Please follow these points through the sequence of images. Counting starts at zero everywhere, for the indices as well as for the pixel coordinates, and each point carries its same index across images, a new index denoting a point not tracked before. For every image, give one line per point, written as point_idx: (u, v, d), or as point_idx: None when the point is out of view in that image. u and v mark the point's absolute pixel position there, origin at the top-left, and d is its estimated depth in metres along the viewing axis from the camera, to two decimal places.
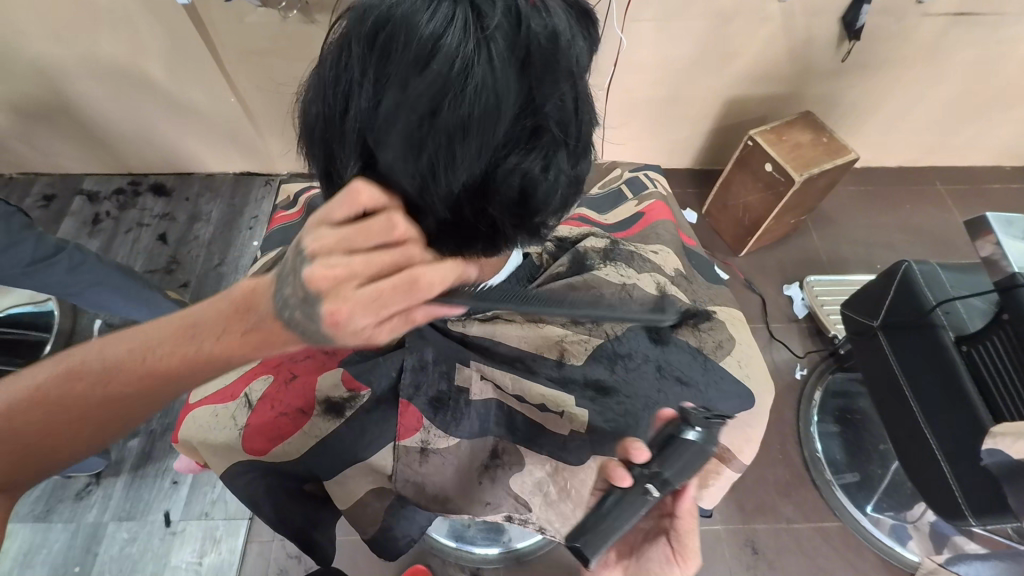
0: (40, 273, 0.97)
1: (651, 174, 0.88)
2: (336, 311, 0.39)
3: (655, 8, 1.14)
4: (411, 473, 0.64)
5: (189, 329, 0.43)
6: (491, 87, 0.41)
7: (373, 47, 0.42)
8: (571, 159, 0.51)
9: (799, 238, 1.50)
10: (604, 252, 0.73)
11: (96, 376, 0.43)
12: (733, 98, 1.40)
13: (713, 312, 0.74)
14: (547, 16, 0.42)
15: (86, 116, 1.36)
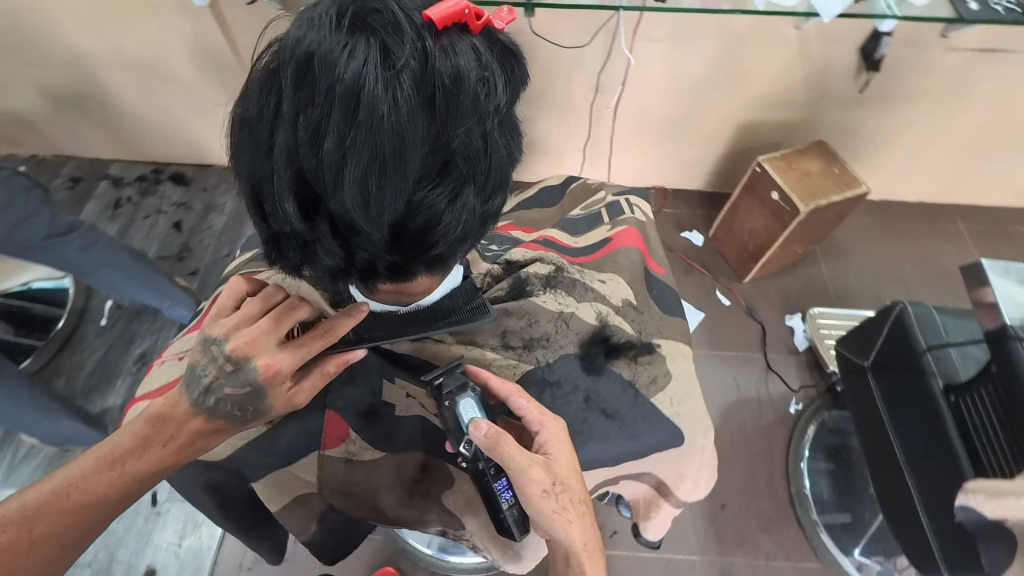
0: (55, 250, 0.99)
1: (633, 198, 0.87)
2: (265, 366, 0.52)
3: (668, 29, 1.14)
4: (336, 481, 0.63)
5: (110, 455, 0.51)
6: (375, 130, 0.37)
7: (272, 93, 0.39)
8: (490, 202, 0.46)
9: (806, 268, 1.47)
10: (547, 278, 0.73)
11: (14, 527, 0.47)
12: (746, 123, 1.38)
13: (658, 343, 0.71)
14: (450, 54, 0.38)
15: (114, 105, 1.42)
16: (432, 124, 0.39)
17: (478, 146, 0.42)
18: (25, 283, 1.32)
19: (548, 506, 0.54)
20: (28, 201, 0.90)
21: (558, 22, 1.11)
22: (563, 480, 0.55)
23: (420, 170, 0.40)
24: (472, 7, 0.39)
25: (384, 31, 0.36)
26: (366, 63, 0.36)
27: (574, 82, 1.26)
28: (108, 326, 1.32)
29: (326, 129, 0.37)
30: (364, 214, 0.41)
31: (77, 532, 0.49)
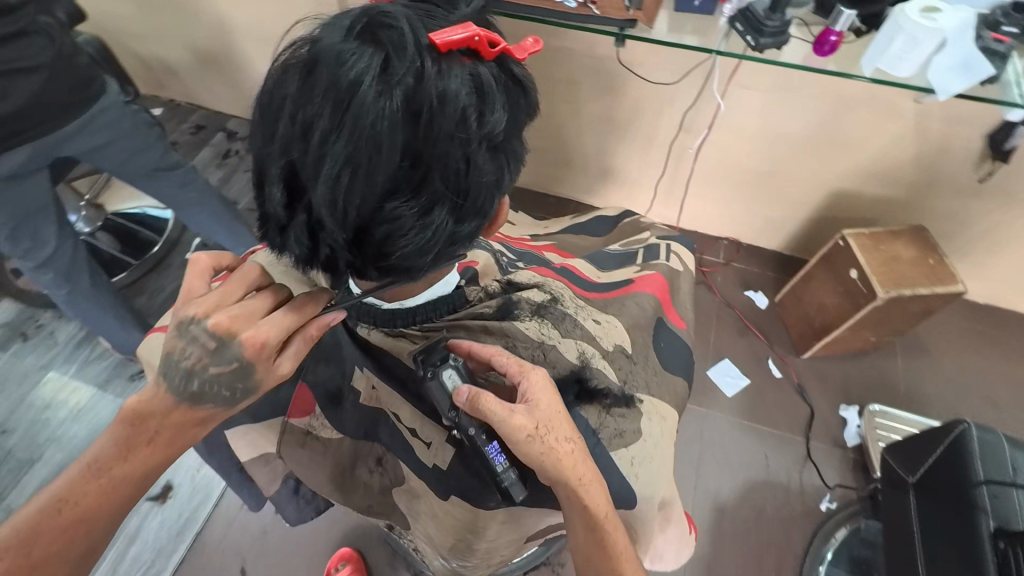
0: (157, 182, 1.10)
1: (673, 246, 0.87)
2: (251, 340, 0.48)
3: (771, 81, 1.09)
4: (291, 452, 0.64)
5: (95, 463, 0.47)
6: (357, 134, 0.39)
7: (279, 83, 0.42)
8: (463, 225, 0.47)
9: (877, 359, 1.34)
10: (538, 305, 0.68)
11: (2, 560, 0.42)
12: (840, 191, 1.28)
13: (639, 399, 0.66)
14: (444, 77, 0.40)
15: (242, 68, 1.58)
16: (413, 138, 0.40)
17: (457, 168, 0.43)
18: (138, 208, 1.51)
19: (543, 450, 0.52)
20: (147, 134, 1.02)
21: (654, 57, 1.10)
22: (547, 420, 0.53)
23: (395, 179, 0.41)
24: (482, 36, 0.42)
25: (388, 45, 0.39)
26: (363, 71, 0.38)
27: (662, 118, 1.24)
28: (191, 260, 1.46)
29: (313, 124, 0.40)
30: (335, 210, 0.42)
31: (76, 549, 0.45)
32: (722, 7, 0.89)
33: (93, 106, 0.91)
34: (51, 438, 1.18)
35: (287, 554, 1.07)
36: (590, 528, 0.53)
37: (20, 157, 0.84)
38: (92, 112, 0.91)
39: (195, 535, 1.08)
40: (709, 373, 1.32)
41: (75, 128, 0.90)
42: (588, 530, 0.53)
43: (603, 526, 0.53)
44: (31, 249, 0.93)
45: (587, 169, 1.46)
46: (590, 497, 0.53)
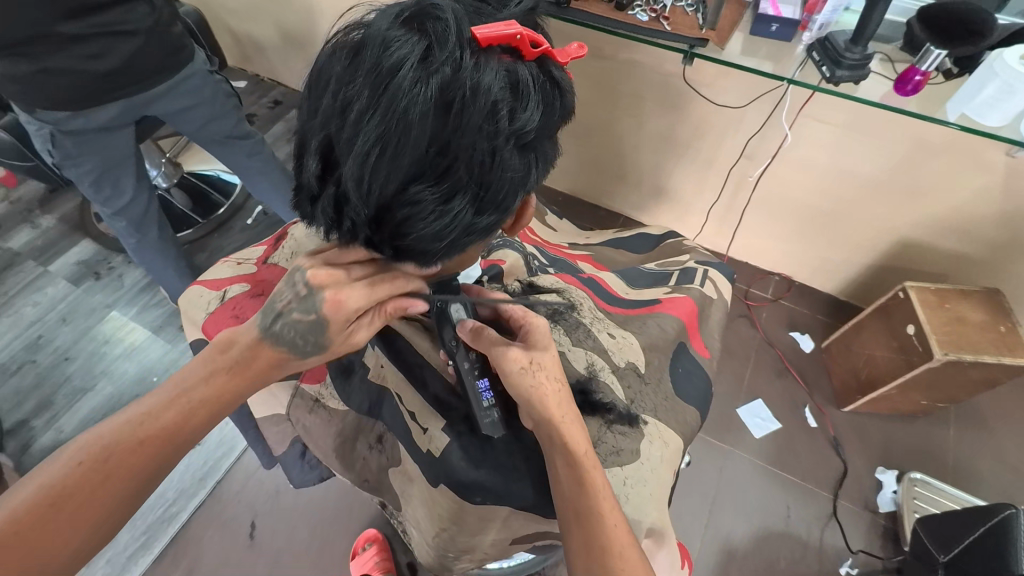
0: (228, 149, 1.18)
1: (712, 272, 0.84)
2: (337, 295, 0.51)
3: (846, 117, 1.03)
4: (300, 415, 0.68)
5: (135, 419, 0.49)
6: (389, 115, 0.40)
7: (329, 62, 0.44)
8: (482, 217, 0.48)
9: (927, 425, 1.24)
10: (553, 311, 0.69)
11: (38, 514, 0.44)
12: (908, 241, 1.20)
13: (642, 420, 0.64)
14: (480, 69, 0.41)
15: None
16: (442, 126, 0.41)
17: (482, 160, 0.43)
18: (212, 171, 1.61)
19: (529, 387, 0.53)
20: (223, 104, 1.09)
21: (723, 80, 1.07)
22: (541, 358, 0.54)
23: (420, 164, 0.42)
24: (524, 35, 0.43)
25: (431, 35, 0.41)
26: (403, 57, 0.40)
27: (724, 142, 1.20)
28: (251, 226, 1.55)
29: (351, 102, 0.41)
30: (362, 187, 0.44)
31: (134, 477, 0.48)
32: (802, 34, 0.87)
33: (180, 71, 0.98)
34: (105, 371, 1.28)
35: (295, 517, 1.11)
36: (571, 465, 0.52)
37: (113, 111, 0.92)
38: (180, 77, 0.98)
39: (215, 484, 1.14)
40: (738, 411, 1.27)
41: (162, 91, 0.97)
42: (569, 468, 0.52)
43: (583, 463, 0.52)
44: (111, 196, 1.02)
45: (641, 186, 1.44)
46: (570, 432, 0.53)
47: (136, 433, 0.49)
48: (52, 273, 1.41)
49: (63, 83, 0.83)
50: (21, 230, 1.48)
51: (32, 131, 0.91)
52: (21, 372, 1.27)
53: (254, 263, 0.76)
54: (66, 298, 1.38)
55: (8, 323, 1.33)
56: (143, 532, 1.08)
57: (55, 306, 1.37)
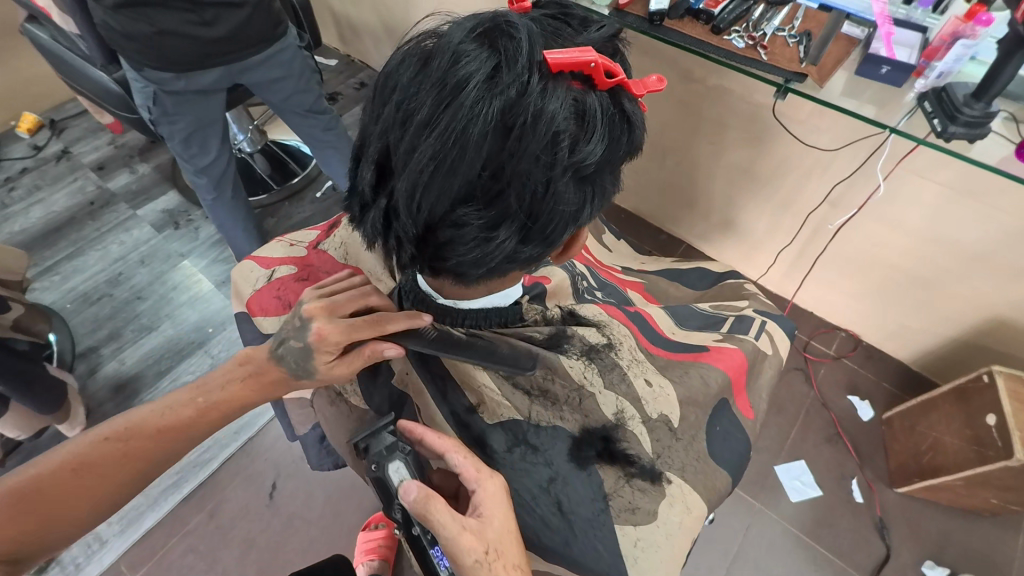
0: (305, 121, 1.22)
1: (771, 325, 0.79)
2: (318, 332, 0.54)
3: (953, 177, 0.93)
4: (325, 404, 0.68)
5: (158, 411, 0.55)
6: (446, 132, 0.40)
7: (395, 65, 0.43)
8: (527, 244, 0.48)
9: (991, 527, 1.11)
10: (590, 346, 0.67)
11: (98, 446, 0.52)
12: (1004, 321, 1.07)
13: (668, 477, 0.61)
14: (547, 96, 0.40)
15: None
16: (499, 149, 0.41)
17: (535, 189, 0.43)
18: (293, 141, 1.69)
19: None
20: (306, 79, 1.14)
21: (819, 119, 1.00)
22: (499, 544, 0.50)
23: (471, 185, 0.42)
24: (599, 63, 0.41)
25: (502, 53, 0.40)
26: (470, 74, 0.39)
27: (808, 183, 1.12)
28: (320, 200, 1.61)
29: (411, 113, 0.41)
30: (410, 199, 0.44)
31: (157, 453, 0.54)
32: (916, 81, 0.79)
33: (274, 45, 1.03)
34: (170, 314, 1.37)
35: (312, 486, 1.15)
36: None
37: (211, 77, 0.98)
38: (274, 51, 1.03)
39: (247, 438, 1.20)
40: (776, 469, 1.19)
41: (257, 61, 1.02)
42: None
43: None
44: (197, 155, 1.09)
45: (709, 215, 1.38)
46: None
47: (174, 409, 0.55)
48: (139, 217, 1.53)
49: (174, 46, 0.89)
50: (121, 173, 1.61)
51: (136, 87, 0.96)
52: (100, 302, 1.38)
53: (306, 248, 0.78)
54: (148, 242, 1.49)
55: (97, 257, 1.45)
56: (176, 471, 1.15)
57: (137, 247, 1.48)
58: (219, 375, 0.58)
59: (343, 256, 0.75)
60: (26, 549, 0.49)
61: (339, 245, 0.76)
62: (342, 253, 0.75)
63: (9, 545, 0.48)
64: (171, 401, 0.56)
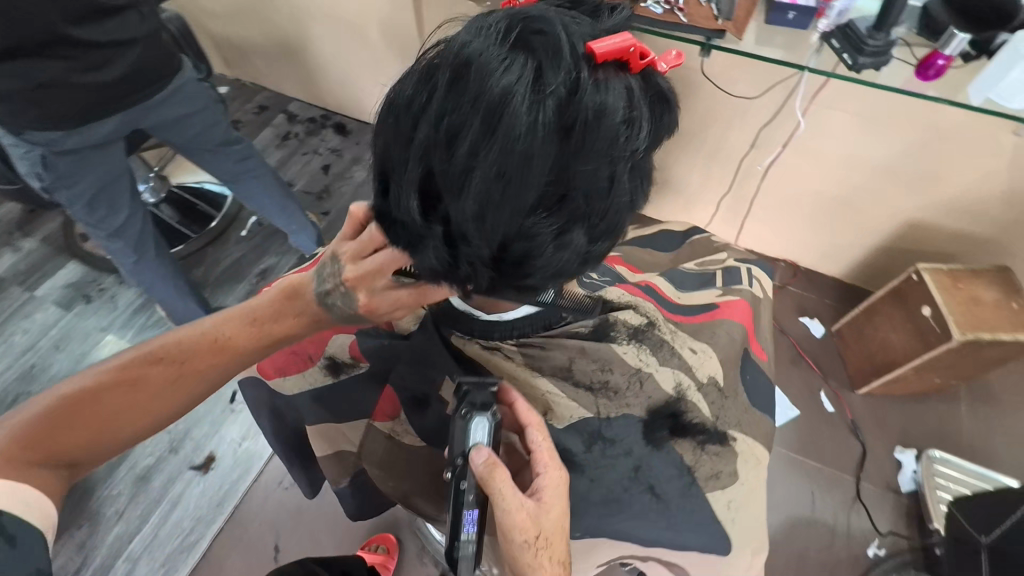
0: (217, 156, 1.12)
1: (755, 271, 0.85)
2: (364, 304, 0.54)
3: (858, 105, 1.03)
4: (377, 451, 0.67)
5: (211, 333, 0.56)
6: (510, 146, 0.38)
7: (421, 86, 0.40)
8: (591, 244, 0.47)
9: (940, 404, 1.26)
10: (635, 329, 0.68)
11: (154, 360, 0.54)
12: (917, 223, 1.20)
13: (732, 437, 0.66)
14: (601, 90, 0.39)
15: (306, 55, 1.58)
16: (563, 155, 0.39)
17: (599, 187, 0.43)
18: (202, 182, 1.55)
19: (523, 555, 0.52)
20: (210, 112, 1.03)
21: (735, 71, 1.06)
22: (548, 533, 0.52)
23: (539, 197, 0.41)
24: (636, 48, 0.41)
25: (547, 53, 0.38)
26: (520, 82, 0.37)
27: (733, 131, 1.19)
28: (247, 238, 1.49)
29: (459, 135, 0.38)
30: (475, 225, 0.42)
31: (213, 372, 0.55)
32: (819, 22, 0.85)
33: (171, 81, 0.93)
34: None
35: (320, 537, 1.08)
36: None
37: (106, 127, 0.87)
38: (171, 87, 0.93)
39: (230, 512, 1.10)
40: None
41: (154, 100, 0.92)
42: None
43: None
44: (107, 217, 0.96)
45: None
46: None
47: (225, 332, 0.56)
48: (40, 298, 1.35)
49: (55, 99, 0.78)
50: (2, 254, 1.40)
51: (17, 152, 0.84)
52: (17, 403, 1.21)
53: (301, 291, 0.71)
54: (58, 323, 1.32)
55: None
56: (161, 564, 1.04)
57: (47, 332, 1.30)
58: (269, 303, 0.58)
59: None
60: (77, 457, 0.51)
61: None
62: None
63: (63, 450, 0.49)
64: (221, 325, 0.56)
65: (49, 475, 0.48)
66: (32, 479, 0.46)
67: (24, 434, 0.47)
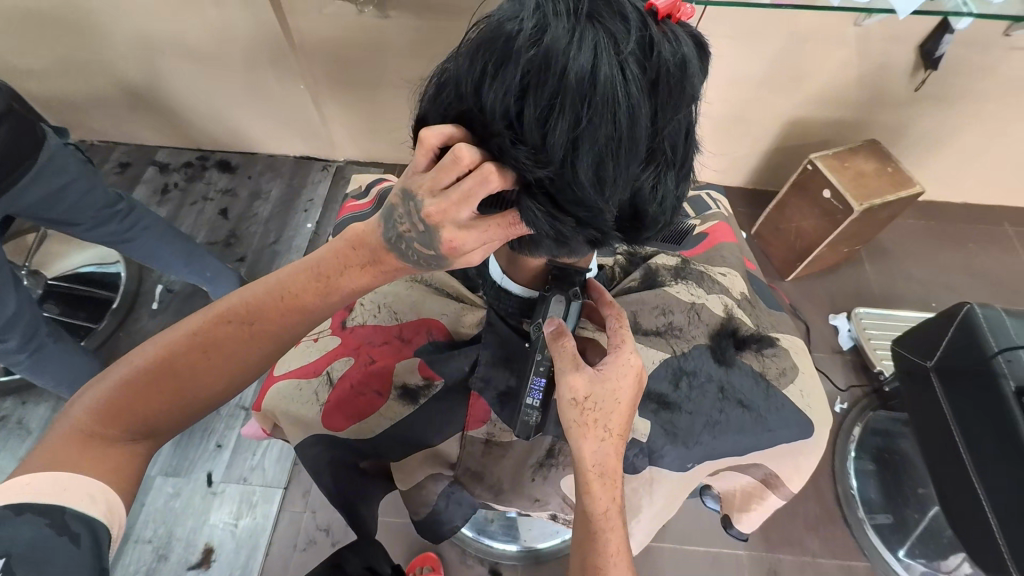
0: (99, 225, 0.97)
1: (712, 194, 0.90)
2: (450, 241, 0.48)
3: (731, 26, 1.12)
4: (474, 462, 0.67)
5: (276, 291, 0.51)
6: (624, 116, 0.41)
7: (505, 73, 0.41)
8: (676, 184, 0.52)
9: (850, 269, 1.46)
10: (676, 268, 0.77)
11: (222, 327, 0.50)
12: (796, 121, 1.36)
13: (777, 338, 0.74)
14: (674, 43, 0.42)
15: (159, 98, 1.41)
16: (655, 109, 0.43)
17: (682, 129, 0.47)
18: (81, 265, 1.34)
19: (572, 413, 0.54)
20: (81, 182, 0.90)
21: None
22: (599, 400, 0.53)
23: (641, 152, 0.45)
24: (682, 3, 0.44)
25: (628, 20, 0.41)
26: (609, 50, 0.40)
27: None
28: (161, 309, 1.33)
29: (563, 113, 0.40)
30: (591, 193, 0.45)
31: (287, 335, 0.51)
32: None
33: (39, 154, 0.80)
34: None
35: None
36: (584, 520, 0.52)
37: None
38: (31, 165, 0.79)
39: None
40: None
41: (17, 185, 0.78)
42: (583, 522, 0.53)
43: (599, 523, 0.52)
44: None
45: None
46: (596, 491, 0.52)
47: (291, 291, 0.51)
48: None
49: None
50: None
51: None
52: None
53: (333, 333, 0.72)
54: None
55: None
56: None
57: None
58: (335, 257, 0.52)
59: (393, 314, 0.72)
60: (155, 430, 0.49)
61: (376, 306, 0.72)
62: (388, 314, 0.72)
63: (141, 422, 0.47)
64: (285, 284, 0.51)
65: (126, 451, 0.47)
66: (106, 461, 0.45)
67: (101, 407, 0.46)
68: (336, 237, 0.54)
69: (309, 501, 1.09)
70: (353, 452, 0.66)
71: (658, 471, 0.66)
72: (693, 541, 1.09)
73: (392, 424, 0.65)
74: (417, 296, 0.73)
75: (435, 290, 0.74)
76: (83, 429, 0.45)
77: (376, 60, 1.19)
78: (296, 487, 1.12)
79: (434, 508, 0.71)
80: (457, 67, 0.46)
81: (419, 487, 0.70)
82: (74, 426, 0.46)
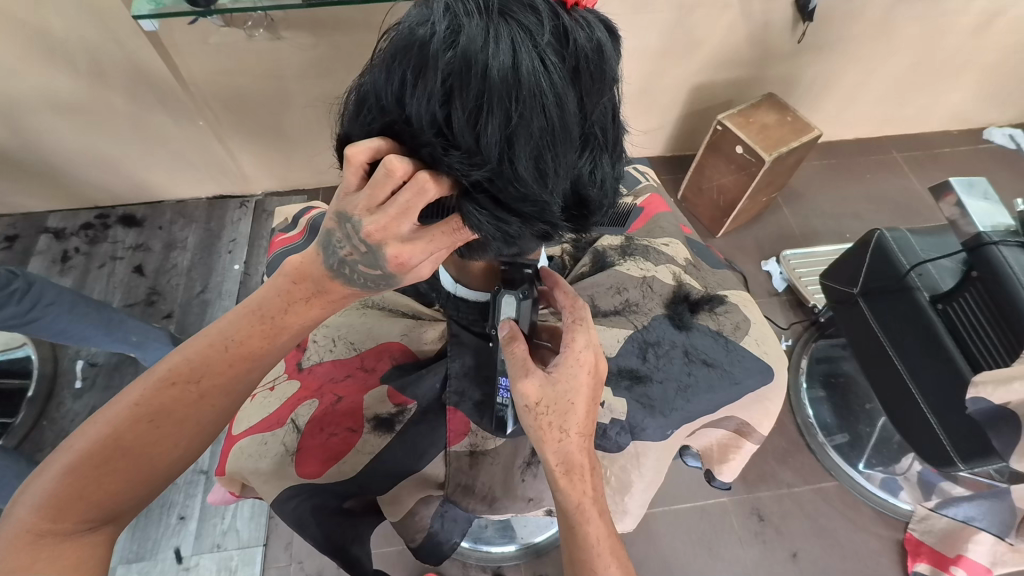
0: None
1: (639, 167, 0.93)
2: (396, 257, 0.47)
3: (626, 2, 1.15)
4: (463, 477, 0.65)
5: (220, 342, 0.49)
6: (553, 107, 0.41)
7: (425, 80, 0.41)
8: (613, 166, 0.53)
9: (771, 216, 1.56)
10: (622, 246, 0.79)
11: (169, 390, 0.46)
12: (700, 85, 1.42)
13: (725, 295, 0.77)
14: (587, 28, 0.43)
15: (38, 161, 1.27)
16: (580, 95, 0.44)
17: (609, 111, 0.48)
18: None
19: (528, 416, 0.54)
20: None
21: None
22: (552, 403, 0.53)
23: (576, 139, 0.45)
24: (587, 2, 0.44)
25: (540, 12, 0.41)
26: (526, 44, 0.40)
27: None
28: (87, 387, 1.22)
29: (493, 112, 0.40)
30: (535, 187, 0.45)
31: (240, 383, 0.50)
32: None
33: None
34: None
35: None
36: (563, 516, 0.54)
37: None
38: None
39: None
40: None
41: None
42: (563, 518, 0.54)
43: (576, 517, 0.53)
44: None
45: None
46: (567, 488, 0.53)
47: (236, 339, 0.49)
48: None
49: None
50: None
51: None
52: None
53: (290, 378, 0.68)
54: None
55: None
56: None
57: None
58: (277, 296, 0.51)
59: (351, 345, 0.69)
60: (115, 513, 0.44)
61: (331, 340, 0.70)
62: (345, 345, 0.69)
63: (97, 506, 0.43)
64: (230, 333, 0.50)
65: (86, 543, 0.42)
66: (64, 556, 0.40)
67: (47, 501, 0.41)
68: (270, 278, 0.52)
69: (293, 552, 1.04)
70: (333, 493, 0.63)
71: (642, 443, 0.68)
72: (680, 500, 1.13)
73: (372, 458, 0.63)
74: (373, 322, 0.72)
75: (390, 311, 0.73)
76: (29, 529, 0.40)
77: (277, 84, 1.13)
78: (277, 540, 1.06)
79: (431, 531, 0.70)
80: (374, 80, 0.45)
81: (412, 514, 0.68)
82: (17, 528, 0.40)
